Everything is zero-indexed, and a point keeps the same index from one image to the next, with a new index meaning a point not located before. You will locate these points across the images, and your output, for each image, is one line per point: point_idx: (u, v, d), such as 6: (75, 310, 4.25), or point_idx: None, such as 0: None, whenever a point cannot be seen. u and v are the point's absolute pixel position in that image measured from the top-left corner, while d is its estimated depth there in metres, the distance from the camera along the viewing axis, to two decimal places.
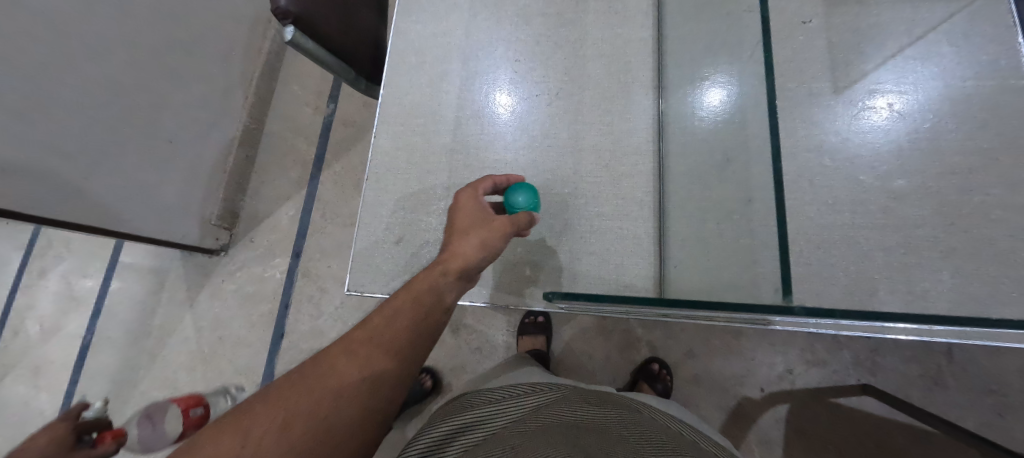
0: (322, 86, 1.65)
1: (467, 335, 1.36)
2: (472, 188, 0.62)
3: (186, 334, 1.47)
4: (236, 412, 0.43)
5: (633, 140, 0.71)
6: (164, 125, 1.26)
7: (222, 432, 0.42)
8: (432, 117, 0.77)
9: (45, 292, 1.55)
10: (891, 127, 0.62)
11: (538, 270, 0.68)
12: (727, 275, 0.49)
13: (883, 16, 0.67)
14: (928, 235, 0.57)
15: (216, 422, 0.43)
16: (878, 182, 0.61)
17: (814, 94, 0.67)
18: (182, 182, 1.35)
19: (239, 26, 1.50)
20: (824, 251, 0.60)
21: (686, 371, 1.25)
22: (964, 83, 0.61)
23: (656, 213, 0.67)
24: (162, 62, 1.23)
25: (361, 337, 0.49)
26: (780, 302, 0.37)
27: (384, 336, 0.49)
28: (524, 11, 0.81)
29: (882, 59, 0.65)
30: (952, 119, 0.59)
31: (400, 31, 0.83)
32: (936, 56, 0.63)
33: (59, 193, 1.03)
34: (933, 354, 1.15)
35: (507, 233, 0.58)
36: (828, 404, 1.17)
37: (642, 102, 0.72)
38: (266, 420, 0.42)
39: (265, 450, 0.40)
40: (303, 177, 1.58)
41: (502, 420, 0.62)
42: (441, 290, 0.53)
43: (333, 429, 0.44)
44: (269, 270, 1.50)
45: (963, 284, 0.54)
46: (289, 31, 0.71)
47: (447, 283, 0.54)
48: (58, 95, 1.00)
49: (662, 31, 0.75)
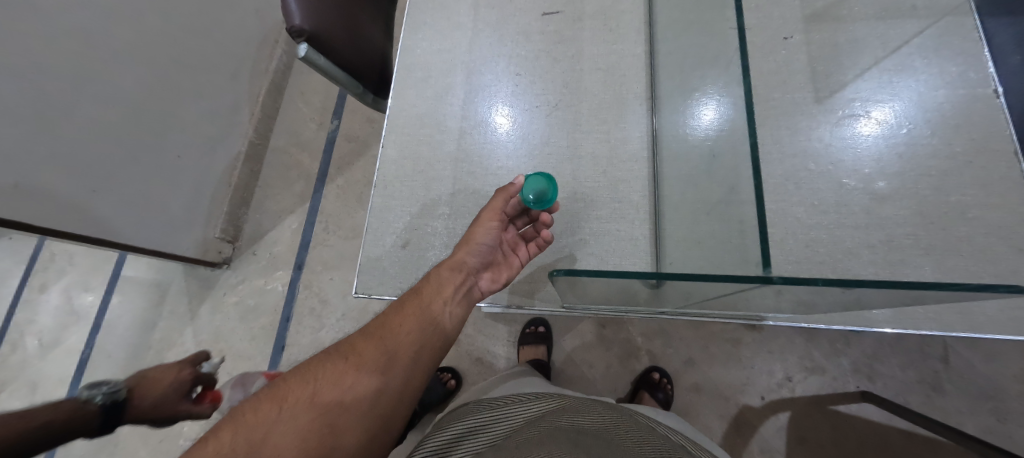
0: (327, 102, 1.71)
1: (468, 345, 1.36)
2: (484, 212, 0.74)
3: (186, 347, 1.47)
4: (271, 388, 0.55)
5: (627, 147, 0.75)
6: (170, 139, 1.29)
7: (259, 402, 0.53)
8: (437, 128, 0.81)
9: (45, 306, 1.55)
10: (874, 130, 0.68)
11: (538, 272, 0.72)
12: (717, 262, 0.50)
13: (857, 32, 0.73)
14: (909, 234, 0.62)
15: (254, 396, 0.54)
16: (862, 185, 0.65)
17: (798, 103, 0.71)
18: (188, 196, 1.38)
19: (247, 46, 1.56)
20: (813, 250, 0.63)
21: (686, 380, 1.25)
22: (935, 92, 0.68)
23: (652, 216, 0.70)
24: (170, 78, 1.27)
25: (373, 328, 0.62)
26: (761, 274, 0.39)
27: (393, 325, 0.62)
28: (524, 28, 0.86)
29: (860, 71, 0.71)
30: (927, 127, 0.66)
31: (406, 48, 0.88)
32: (910, 68, 0.70)
33: (60, 204, 1.04)
34: (930, 359, 1.16)
35: (489, 222, 0.66)
36: (828, 412, 1.18)
37: (636, 112, 0.76)
38: (295, 391, 0.54)
39: (295, 412, 0.52)
40: (306, 191, 1.61)
41: (508, 428, 0.61)
42: (443, 283, 0.64)
43: (350, 398, 0.55)
44: (271, 282, 1.51)
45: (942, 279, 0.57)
46: (303, 47, 0.75)
47: (447, 276, 0.64)
48: (72, 111, 1.03)
49: (654, 46, 0.79)
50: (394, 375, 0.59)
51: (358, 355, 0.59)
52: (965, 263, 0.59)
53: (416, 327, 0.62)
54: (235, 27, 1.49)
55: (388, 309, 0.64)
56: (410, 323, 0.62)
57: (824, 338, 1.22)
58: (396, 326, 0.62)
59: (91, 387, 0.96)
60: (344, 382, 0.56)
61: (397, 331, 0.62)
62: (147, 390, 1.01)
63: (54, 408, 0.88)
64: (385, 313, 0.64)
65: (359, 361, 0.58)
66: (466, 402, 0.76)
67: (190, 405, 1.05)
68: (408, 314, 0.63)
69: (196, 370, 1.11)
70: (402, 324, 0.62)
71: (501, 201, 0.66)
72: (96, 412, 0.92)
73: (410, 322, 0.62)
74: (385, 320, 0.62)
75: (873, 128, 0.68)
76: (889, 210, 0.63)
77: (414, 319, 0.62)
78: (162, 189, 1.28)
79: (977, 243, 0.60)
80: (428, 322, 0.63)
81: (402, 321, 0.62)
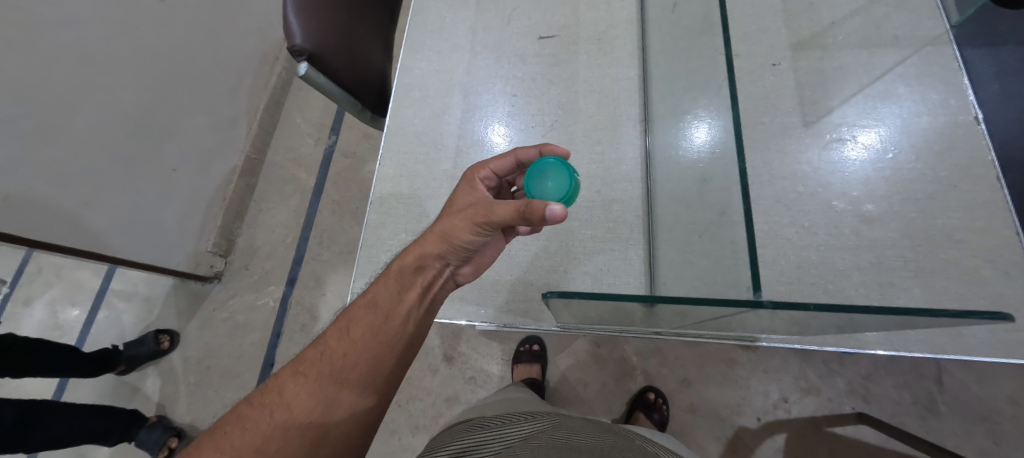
0: (324, 118, 1.72)
1: (462, 364, 1.34)
2: (479, 164, 0.64)
3: (173, 364, 1.44)
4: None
5: (621, 168, 0.76)
6: (169, 153, 1.30)
7: None
8: (434, 147, 0.82)
9: (29, 321, 1.51)
10: (861, 154, 0.70)
11: (533, 290, 0.71)
12: (707, 282, 0.50)
13: (843, 59, 0.76)
14: (897, 256, 0.63)
15: None
16: (850, 206, 0.66)
17: (787, 127, 0.73)
18: (183, 209, 1.37)
19: (249, 62, 1.58)
20: (804, 271, 0.63)
21: (682, 400, 1.24)
22: (919, 118, 0.71)
23: (646, 236, 0.70)
24: (171, 94, 1.29)
25: (306, 367, 0.56)
26: (751, 299, 0.37)
27: (330, 359, 0.56)
28: (520, 51, 0.88)
29: (846, 97, 0.74)
30: (910, 153, 0.69)
31: (405, 68, 0.90)
32: (893, 95, 0.73)
33: (52, 218, 1.03)
34: (924, 380, 1.16)
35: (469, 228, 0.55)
36: (824, 433, 1.17)
37: (631, 134, 0.78)
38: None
39: None
40: (302, 205, 1.60)
41: (501, 444, 0.60)
42: (400, 290, 0.59)
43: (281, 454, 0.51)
44: (262, 297, 1.49)
45: (923, 301, 0.60)
46: (303, 66, 0.76)
47: (406, 280, 0.59)
48: (73, 124, 1.04)
49: (646, 69, 0.82)
50: (331, 419, 0.55)
51: (288, 402, 0.54)
52: (953, 285, 0.61)
53: (364, 356, 0.57)
54: (236, 44, 1.51)
55: (328, 335, 0.58)
56: (354, 353, 0.57)
57: (819, 358, 1.22)
58: (334, 360, 0.56)
59: (78, 408, 1.16)
60: (270, 441, 0.51)
61: (337, 365, 0.56)
62: (66, 411, 1.13)
63: (80, 413, 1.15)
64: (324, 344, 0.58)
65: (288, 410, 0.53)
66: (457, 425, 0.74)
67: (65, 408, 1.13)
68: (347, 344, 0.57)
69: (77, 413, 1.15)
70: (344, 355, 0.57)
71: (508, 212, 0.51)
72: (68, 411, 1.13)
73: (351, 352, 0.57)
74: (322, 352, 0.57)
75: (860, 152, 0.70)
76: (877, 232, 0.64)
77: (359, 347, 0.57)
78: (157, 202, 1.28)
79: (963, 264, 0.62)
80: (382, 346, 0.58)
81: (343, 352, 0.57)
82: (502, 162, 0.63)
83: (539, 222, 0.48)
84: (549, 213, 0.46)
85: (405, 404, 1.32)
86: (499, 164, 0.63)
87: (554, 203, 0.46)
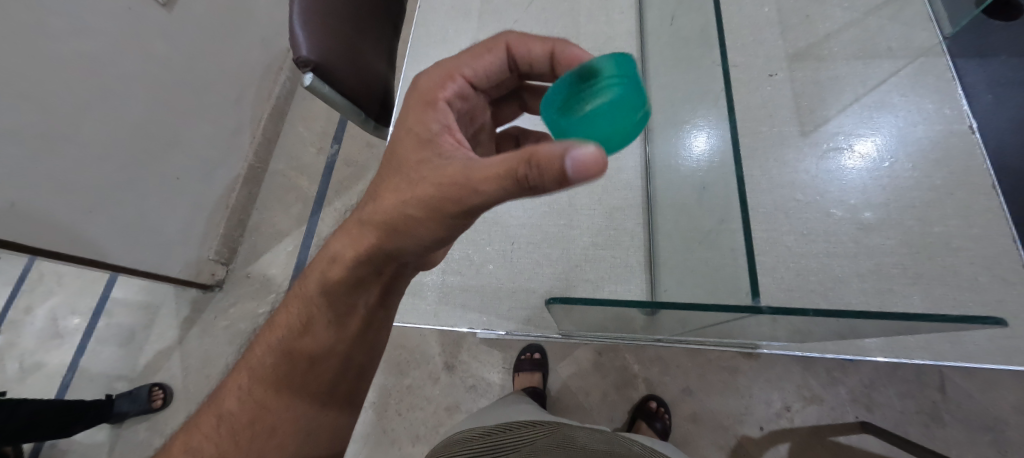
0: (327, 127, 1.74)
1: (462, 373, 1.33)
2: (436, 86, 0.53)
3: (172, 372, 1.44)
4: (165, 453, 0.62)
5: (622, 176, 0.77)
6: (173, 161, 1.32)
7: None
8: None
9: (30, 328, 1.52)
10: (859, 163, 0.71)
11: (537, 298, 0.72)
12: (706, 290, 0.51)
13: (839, 70, 0.78)
14: (895, 263, 0.64)
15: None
16: (848, 214, 0.67)
17: (784, 136, 0.74)
18: (185, 217, 1.38)
19: (253, 72, 1.61)
20: (805, 278, 0.63)
21: (684, 409, 1.23)
22: (914, 128, 0.72)
23: (646, 243, 0.71)
24: (176, 104, 1.31)
25: (244, 373, 0.62)
26: (750, 304, 0.38)
27: (261, 366, 0.61)
28: None
29: (843, 107, 0.75)
30: (906, 162, 0.70)
31: (409, 79, 0.91)
32: (887, 105, 0.74)
33: (57, 226, 1.04)
34: (928, 389, 1.15)
35: (424, 227, 0.46)
36: (827, 443, 1.16)
37: (631, 144, 0.79)
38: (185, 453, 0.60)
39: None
40: (304, 213, 1.61)
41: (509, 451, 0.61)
42: (335, 298, 0.57)
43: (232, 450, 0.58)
44: (264, 305, 1.49)
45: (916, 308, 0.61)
46: (309, 77, 0.77)
47: (341, 289, 0.56)
48: (82, 134, 1.06)
49: (646, 80, 0.83)
50: (274, 420, 0.60)
51: (231, 406, 0.61)
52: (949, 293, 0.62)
53: (305, 367, 0.60)
54: (241, 55, 1.54)
55: (260, 341, 0.63)
56: (286, 360, 0.60)
57: (822, 367, 1.21)
58: (265, 366, 0.61)
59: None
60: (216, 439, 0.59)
61: (268, 371, 0.60)
62: None
63: None
64: (258, 352, 0.62)
65: (230, 414, 0.60)
66: (462, 433, 0.75)
67: None
68: (274, 352, 0.60)
69: None
70: (273, 361, 0.60)
71: (505, 172, 0.37)
72: None
73: (278, 360, 0.60)
74: (256, 359, 0.62)
75: (858, 161, 0.71)
76: (876, 240, 0.65)
77: (294, 354, 0.59)
78: (161, 211, 1.29)
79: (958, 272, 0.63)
80: (325, 351, 0.60)
81: (273, 360, 0.60)
82: (486, 62, 0.58)
83: (559, 186, 0.35)
84: (571, 165, 0.32)
85: (406, 414, 1.31)
86: (478, 67, 0.57)
87: (577, 145, 0.32)
